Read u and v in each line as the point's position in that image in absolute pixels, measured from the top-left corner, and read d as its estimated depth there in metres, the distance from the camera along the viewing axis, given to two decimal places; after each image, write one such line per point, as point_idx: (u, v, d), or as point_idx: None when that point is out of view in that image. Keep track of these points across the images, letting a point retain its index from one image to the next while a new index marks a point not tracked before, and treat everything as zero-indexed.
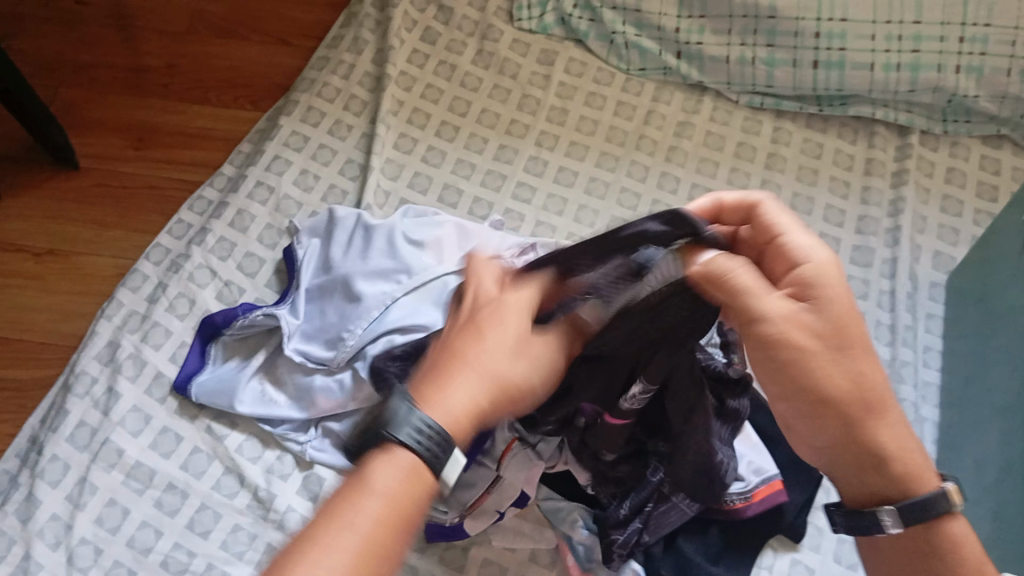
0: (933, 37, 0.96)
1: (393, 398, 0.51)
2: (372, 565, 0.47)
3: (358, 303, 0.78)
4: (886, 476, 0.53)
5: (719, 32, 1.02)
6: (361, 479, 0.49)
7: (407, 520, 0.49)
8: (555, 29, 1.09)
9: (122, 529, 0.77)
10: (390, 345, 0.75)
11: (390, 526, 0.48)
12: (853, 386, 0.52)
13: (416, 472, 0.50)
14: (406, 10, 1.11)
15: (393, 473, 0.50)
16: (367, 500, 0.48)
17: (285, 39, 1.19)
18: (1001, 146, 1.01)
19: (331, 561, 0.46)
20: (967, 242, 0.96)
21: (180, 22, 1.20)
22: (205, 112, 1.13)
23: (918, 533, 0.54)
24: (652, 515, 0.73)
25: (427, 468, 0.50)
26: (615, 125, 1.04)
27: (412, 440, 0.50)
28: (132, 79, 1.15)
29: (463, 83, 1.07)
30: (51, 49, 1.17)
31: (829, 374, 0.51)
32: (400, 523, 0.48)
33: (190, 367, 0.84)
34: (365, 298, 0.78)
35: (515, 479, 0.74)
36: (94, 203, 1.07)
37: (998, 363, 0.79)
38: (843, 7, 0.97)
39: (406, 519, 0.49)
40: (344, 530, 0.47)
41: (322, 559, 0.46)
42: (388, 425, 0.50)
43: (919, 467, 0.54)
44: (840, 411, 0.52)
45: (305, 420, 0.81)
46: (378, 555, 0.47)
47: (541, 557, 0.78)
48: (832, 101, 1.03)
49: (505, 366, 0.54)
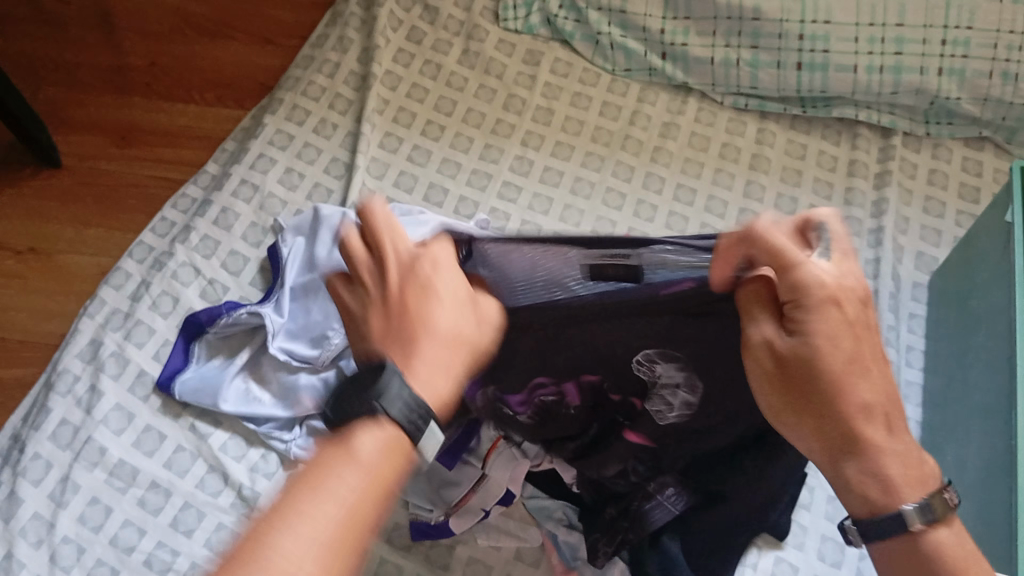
0: (916, 40, 0.97)
1: (386, 366, 0.45)
2: (353, 545, 0.42)
3: None
4: (862, 492, 0.50)
5: (704, 34, 1.02)
6: (342, 448, 0.44)
7: (386, 497, 0.44)
8: (540, 29, 1.09)
9: (105, 528, 0.76)
10: None
11: (370, 501, 0.43)
12: (815, 404, 0.48)
13: (396, 444, 0.45)
14: (391, 9, 1.11)
15: (377, 445, 0.44)
16: (346, 473, 0.43)
17: (270, 38, 1.18)
18: (983, 149, 1.03)
19: (304, 539, 0.40)
20: (949, 244, 0.97)
21: (163, 20, 1.19)
22: (189, 110, 1.12)
23: (899, 547, 0.50)
24: (635, 513, 0.72)
25: (407, 441, 0.45)
26: (600, 125, 1.05)
27: (401, 415, 0.45)
28: (115, 77, 1.15)
29: (448, 82, 1.07)
30: (32, 46, 1.16)
31: (789, 389, 0.49)
32: (379, 499, 0.44)
33: (174, 365, 0.84)
34: None
35: (500, 477, 0.75)
36: (77, 201, 1.06)
37: (978, 363, 0.80)
38: (827, 10, 0.97)
39: (385, 495, 0.44)
40: (321, 502, 0.42)
41: (295, 536, 0.40)
42: (379, 397, 0.44)
43: (919, 471, 0.50)
44: (804, 421, 0.49)
45: (290, 419, 0.81)
46: (356, 535, 0.42)
47: (526, 556, 0.78)
48: (815, 102, 1.04)
49: (454, 324, 0.50)
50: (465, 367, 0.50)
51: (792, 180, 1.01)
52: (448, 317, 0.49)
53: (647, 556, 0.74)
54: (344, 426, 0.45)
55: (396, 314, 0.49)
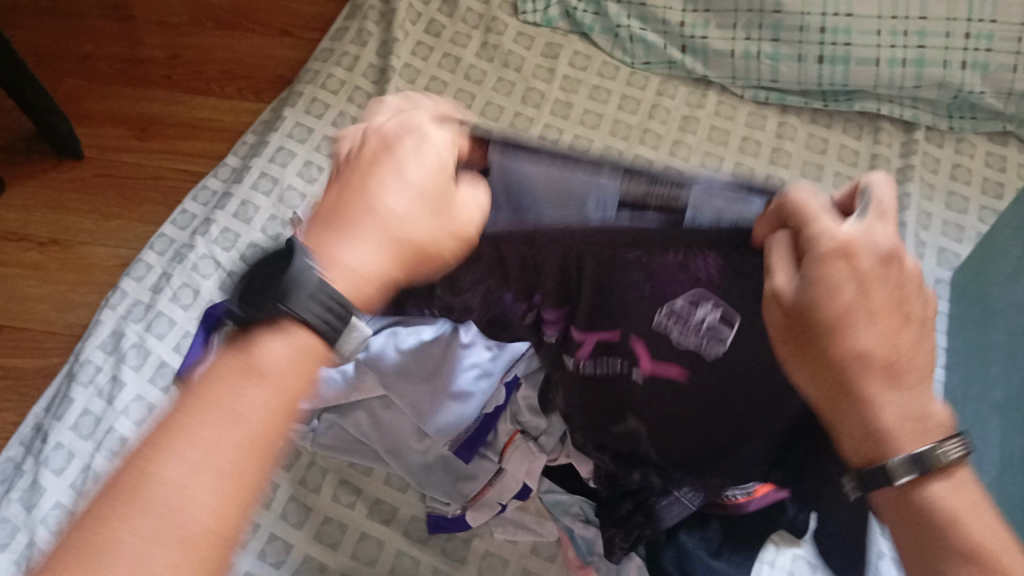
0: (939, 33, 0.96)
1: (294, 263, 0.44)
2: (250, 450, 0.42)
3: None
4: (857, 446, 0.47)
5: (724, 27, 1.02)
6: (244, 355, 0.43)
7: (292, 399, 0.44)
8: (559, 22, 1.09)
9: None
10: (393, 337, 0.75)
11: (275, 417, 0.43)
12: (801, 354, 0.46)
13: (306, 346, 0.45)
14: (410, 2, 1.11)
15: (284, 349, 0.44)
16: (250, 390, 0.43)
17: (289, 30, 1.19)
18: (1007, 143, 1.01)
19: (199, 454, 0.41)
20: (971, 239, 0.96)
21: (183, 12, 1.20)
22: (208, 103, 1.13)
23: (899, 502, 0.47)
24: (652, 509, 0.72)
25: (317, 342, 0.45)
26: (618, 119, 1.04)
27: (312, 316, 0.44)
28: (136, 69, 1.16)
29: (466, 76, 1.07)
30: (55, 39, 1.17)
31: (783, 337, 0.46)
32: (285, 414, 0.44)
33: (193, 357, 0.84)
34: None
35: (517, 471, 0.76)
36: (97, 193, 1.07)
37: (999, 360, 0.79)
38: (847, 3, 0.96)
39: (291, 397, 0.44)
40: (219, 419, 0.42)
41: (191, 452, 0.41)
42: (286, 296, 0.43)
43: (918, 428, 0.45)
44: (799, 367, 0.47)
45: (310, 411, 0.80)
46: (256, 445, 0.42)
47: (542, 550, 0.78)
48: (836, 96, 1.04)
49: (402, 213, 0.48)
50: (403, 263, 0.48)
51: (812, 175, 1.00)
52: (395, 209, 0.48)
53: (662, 550, 0.74)
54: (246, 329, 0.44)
55: (352, 199, 0.48)
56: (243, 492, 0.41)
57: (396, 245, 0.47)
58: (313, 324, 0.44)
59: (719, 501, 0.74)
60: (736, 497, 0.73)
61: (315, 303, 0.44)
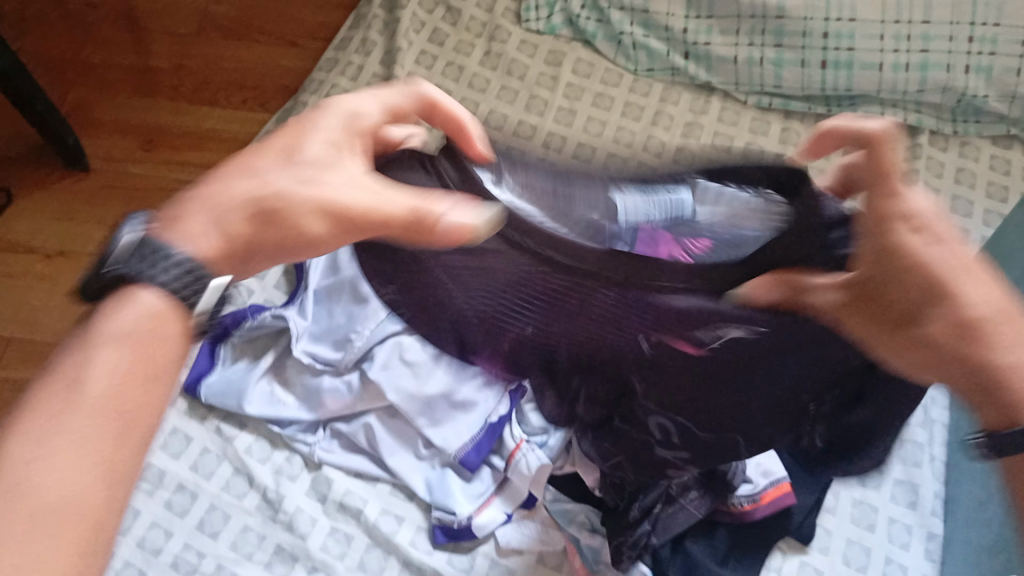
0: (942, 37, 0.96)
1: (121, 237, 0.45)
2: (105, 421, 0.42)
3: (366, 304, 0.80)
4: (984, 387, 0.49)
5: (727, 33, 1.02)
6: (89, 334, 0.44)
7: (149, 369, 0.44)
8: (563, 30, 1.10)
9: (132, 529, 0.77)
10: (399, 348, 0.78)
11: (131, 384, 0.43)
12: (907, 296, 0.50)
13: (159, 319, 0.44)
14: (414, 11, 1.11)
15: (136, 318, 0.44)
16: (97, 360, 0.43)
17: (293, 40, 1.19)
18: (1011, 146, 1.01)
19: (52, 424, 0.41)
20: (976, 243, 0.96)
21: (188, 24, 1.21)
22: (214, 113, 1.14)
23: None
24: (660, 516, 0.73)
25: (174, 310, 0.45)
26: (622, 125, 1.04)
27: (151, 280, 0.44)
28: (141, 80, 1.16)
29: (470, 84, 1.07)
30: (61, 50, 1.18)
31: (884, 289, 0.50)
32: (141, 380, 0.44)
33: (200, 368, 0.85)
34: (373, 300, 0.80)
35: (522, 481, 0.76)
36: (104, 204, 1.07)
37: None
38: (851, 8, 0.96)
39: (147, 366, 0.44)
40: (69, 394, 0.42)
41: (46, 425, 0.41)
42: (115, 264, 0.44)
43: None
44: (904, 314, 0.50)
45: (314, 421, 0.82)
46: (110, 415, 0.42)
47: (549, 559, 0.77)
48: (840, 101, 1.03)
49: (261, 182, 0.47)
50: (256, 232, 0.47)
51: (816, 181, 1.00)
52: (258, 173, 0.47)
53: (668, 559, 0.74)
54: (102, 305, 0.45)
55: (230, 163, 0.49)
56: (106, 464, 0.41)
57: (251, 211, 0.46)
58: (162, 285, 0.44)
59: (727, 509, 0.75)
60: (743, 505, 0.73)
61: (161, 262, 0.44)
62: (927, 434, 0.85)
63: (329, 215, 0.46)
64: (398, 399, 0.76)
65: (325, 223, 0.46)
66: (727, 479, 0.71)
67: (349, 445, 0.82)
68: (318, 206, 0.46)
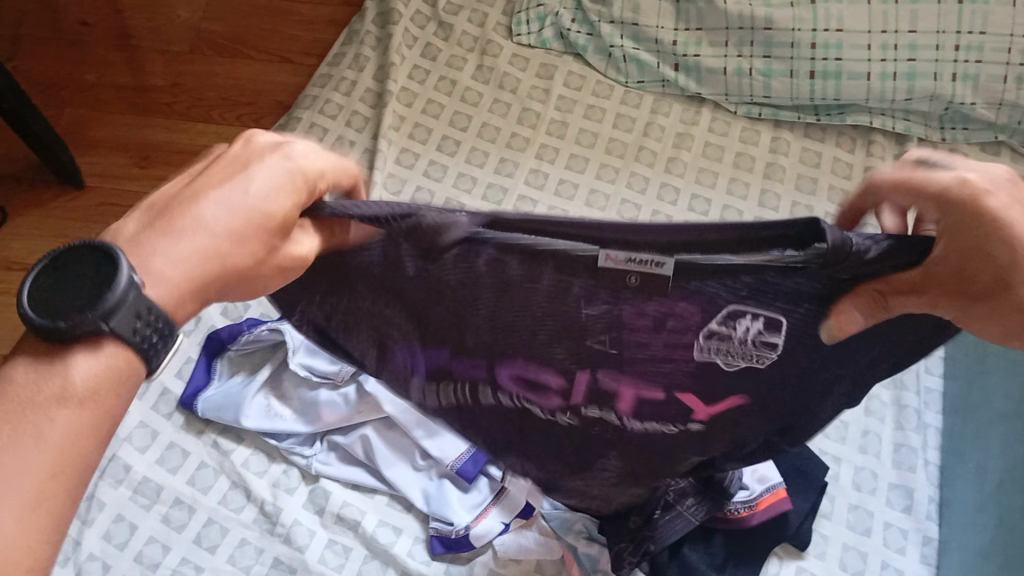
0: (929, 46, 0.97)
1: (112, 266, 0.37)
2: (67, 480, 0.38)
3: None
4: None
5: (716, 45, 1.03)
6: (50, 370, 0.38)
7: (106, 418, 0.39)
8: (553, 43, 1.10)
9: (130, 544, 0.77)
10: None
11: (85, 439, 0.38)
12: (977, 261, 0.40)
13: (120, 366, 0.39)
14: (406, 27, 1.12)
15: (97, 370, 0.38)
16: (60, 417, 0.38)
17: (286, 57, 1.20)
18: (999, 153, 1.02)
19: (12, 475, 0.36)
20: None
21: (180, 41, 1.21)
22: (208, 130, 1.14)
23: None
24: (659, 523, 0.72)
25: (139, 359, 0.39)
26: (614, 137, 1.05)
27: (124, 328, 0.38)
28: (135, 98, 1.17)
29: (463, 98, 1.08)
30: (54, 69, 1.18)
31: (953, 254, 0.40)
32: (97, 434, 0.39)
33: (196, 383, 0.85)
34: None
35: (518, 490, 0.77)
36: (99, 222, 1.08)
37: (998, 370, 0.79)
38: (839, 19, 0.97)
39: (105, 416, 0.39)
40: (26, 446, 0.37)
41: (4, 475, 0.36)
42: (93, 305, 0.37)
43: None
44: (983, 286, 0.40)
45: (311, 434, 0.82)
46: (78, 466, 0.38)
47: (546, 568, 0.78)
48: (829, 110, 1.04)
49: (209, 228, 0.40)
50: (213, 283, 0.41)
51: (807, 189, 1.01)
52: (201, 210, 0.40)
53: (666, 564, 0.74)
54: (48, 340, 0.37)
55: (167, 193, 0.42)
56: (47, 520, 0.37)
57: (203, 262, 0.40)
58: (115, 332, 0.38)
59: (723, 517, 0.75)
60: (740, 511, 0.74)
61: (117, 311, 0.37)
62: (921, 439, 0.85)
63: (223, 218, 0.40)
64: (395, 411, 0.77)
65: (244, 237, 0.40)
66: (726, 487, 0.72)
67: (345, 457, 0.82)
68: (214, 212, 0.40)
